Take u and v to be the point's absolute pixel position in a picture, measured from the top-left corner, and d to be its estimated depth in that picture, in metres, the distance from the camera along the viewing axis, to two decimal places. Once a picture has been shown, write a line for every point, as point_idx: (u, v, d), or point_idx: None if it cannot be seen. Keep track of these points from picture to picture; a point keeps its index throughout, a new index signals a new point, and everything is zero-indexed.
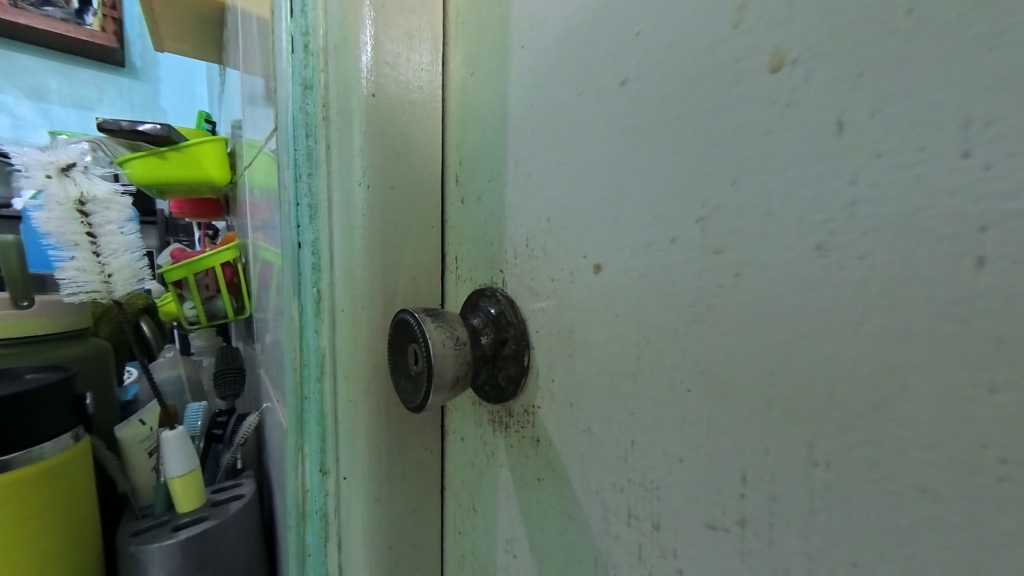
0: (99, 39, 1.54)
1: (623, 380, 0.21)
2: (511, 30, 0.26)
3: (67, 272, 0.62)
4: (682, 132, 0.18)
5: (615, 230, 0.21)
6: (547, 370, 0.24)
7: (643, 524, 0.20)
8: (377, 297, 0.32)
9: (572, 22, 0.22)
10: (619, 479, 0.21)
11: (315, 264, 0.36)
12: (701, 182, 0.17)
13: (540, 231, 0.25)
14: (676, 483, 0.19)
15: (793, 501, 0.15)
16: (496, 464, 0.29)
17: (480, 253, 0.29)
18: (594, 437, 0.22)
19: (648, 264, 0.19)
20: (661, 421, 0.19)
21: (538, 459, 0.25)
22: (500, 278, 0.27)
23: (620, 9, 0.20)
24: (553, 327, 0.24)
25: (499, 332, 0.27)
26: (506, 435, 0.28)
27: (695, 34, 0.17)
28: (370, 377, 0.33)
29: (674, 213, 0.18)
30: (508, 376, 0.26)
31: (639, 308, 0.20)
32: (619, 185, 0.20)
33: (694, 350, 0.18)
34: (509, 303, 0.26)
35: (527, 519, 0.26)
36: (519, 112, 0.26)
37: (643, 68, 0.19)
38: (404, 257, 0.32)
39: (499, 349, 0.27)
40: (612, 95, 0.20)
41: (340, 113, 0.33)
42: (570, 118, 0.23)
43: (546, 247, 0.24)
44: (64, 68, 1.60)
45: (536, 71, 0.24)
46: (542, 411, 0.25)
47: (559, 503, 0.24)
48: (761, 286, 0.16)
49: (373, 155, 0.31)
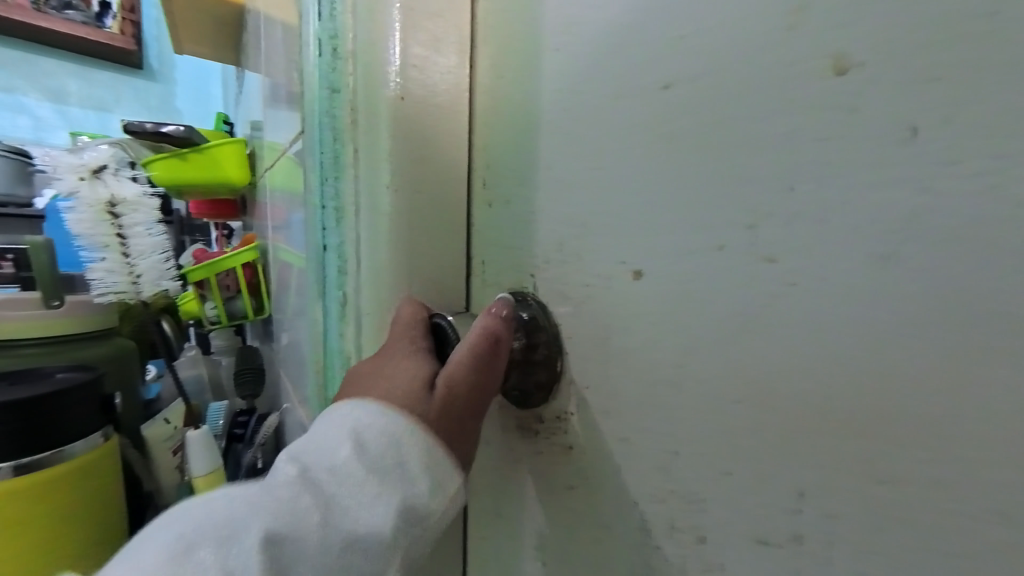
0: (117, 41, 1.62)
1: (664, 389, 0.20)
2: (546, 31, 0.25)
3: (96, 273, 0.63)
4: (733, 137, 0.17)
5: (656, 235, 0.20)
6: (582, 377, 0.24)
7: (685, 536, 0.20)
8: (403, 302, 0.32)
9: (611, 25, 0.22)
10: (659, 489, 0.20)
11: (343, 266, 0.36)
12: (753, 190, 0.17)
13: (574, 236, 0.24)
14: (721, 494, 0.18)
15: (853, 517, 0.15)
16: (524, 469, 0.28)
17: (508, 257, 0.29)
18: (631, 446, 0.22)
19: (693, 269, 0.19)
20: (707, 431, 0.19)
21: (570, 466, 0.25)
22: (531, 284, 0.27)
23: (666, 9, 0.19)
24: (588, 333, 0.23)
25: (530, 337, 0.26)
26: (536, 441, 0.27)
27: (749, 35, 0.17)
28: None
29: (720, 221, 0.18)
30: (537, 382, 0.26)
31: (682, 315, 0.19)
32: (658, 191, 0.20)
33: (743, 359, 0.18)
34: (541, 308, 0.26)
35: (558, 525, 0.26)
36: (554, 116, 0.25)
37: (688, 73, 0.19)
38: (436, 260, 0.32)
39: (530, 354, 0.26)
40: (656, 97, 0.20)
41: (368, 115, 0.33)
42: (606, 123, 0.22)
43: (580, 253, 0.23)
44: (83, 70, 1.62)
45: (572, 74, 0.24)
46: (576, 417, 0.24)
47: (593, 514, 0.24)
48: (819, 297, 0.15)
49: (403, 157, 0.31)
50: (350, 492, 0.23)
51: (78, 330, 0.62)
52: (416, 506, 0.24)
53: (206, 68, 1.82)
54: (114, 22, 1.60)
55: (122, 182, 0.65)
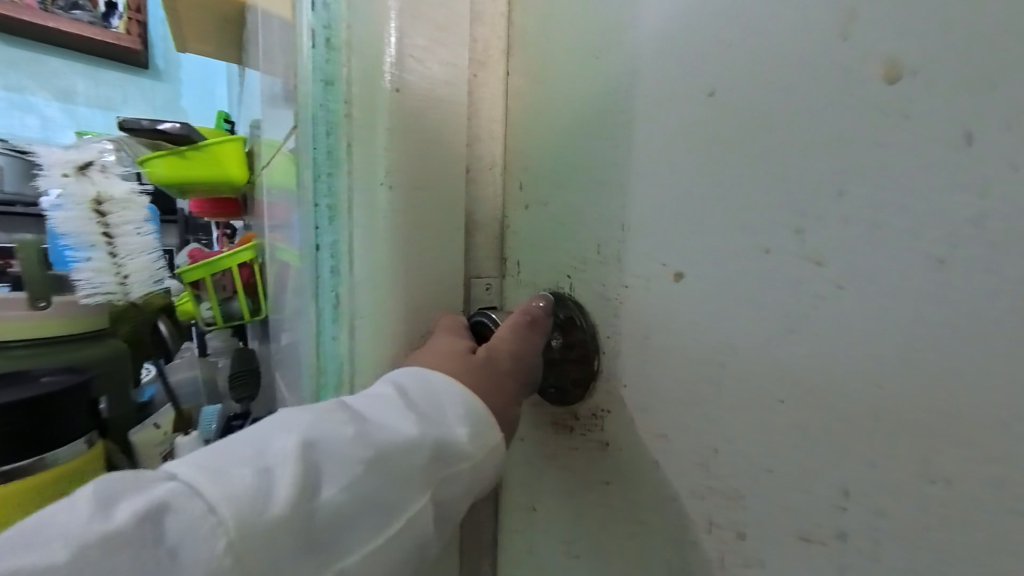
0: (124, 42, 1.58)
1: (704, 388, 0.20)
2: (582, 36, 0.25)
3: (83, 273, 0.62)
4: (780, 143, 0.18)
5: (698, 236, 0.20)
6: (619, 375, 0.24)
7: (725, 532, 0.20)
8: (395, 291, 0.31)
9: (651, 31, 0.22)
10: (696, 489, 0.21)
11: (340, 254, 0.36)
12: (802, 193, 0.17)
13: (611, 237, 0.24)
14: (763, 491, 0.19)
15: (903, 515, 0.15)
16: (556, 464, 0.28)
17: (545, 258, 0.28)
18: (669, 443, 0.22)
19: (737, 271, 0.19)
20: (749, 429, 0.19)
21: (606, 462, 0.25)
22: (567, 283, 0.27)
23: (709, 16, 0.19)
24: (626, 332, 0.23)
25: (567, 337, 0.26)
26: (571, 437, 0.27)
27: (798, 41, 0.17)
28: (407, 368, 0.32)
29: (766, 223, 0.18)
30: (576, 380, 0.26)
31: (724, 315, 0.19)
32: (703, 192, 0.20)
33: (788, 359, 0.18)
34: (579, 308, 0.26)
35: (593, 522, 0.26)
36: (587, 118, 0.25)
37: (733, 81, 0.19)
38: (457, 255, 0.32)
39: (567, 353, 0.26)
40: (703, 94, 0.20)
41: (362, 102, 0.32)
42: (645, 128, 0.22)
43: (618, 254, 0.23)
44: (88, 71, 1.60)
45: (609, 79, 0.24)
46: (614, 415, 0.24)
47: (632, 511, 0.24)
48: (869, 300, 0.16)
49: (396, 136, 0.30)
50: (388, 423, 0.22)
51: (61, 333, 0.57)
52: (451, 447, 0.22)
53: (211, 66, 1.81)
54: (121, 21, 1.58)
55: (110, 179, 0.66)
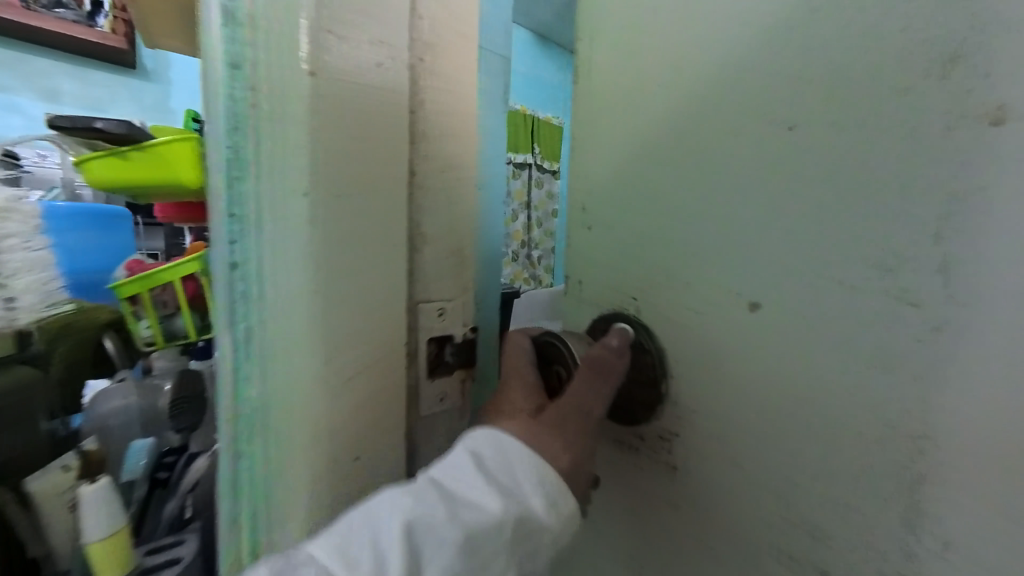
0: (110, 44, 1.02)
1: (785, 420, 0.20)
2: (633, 47, 0.23)
3: None
4: (874, 180, 0.18)
5: (778, 268, 0.20)
6: (688, 402, 0.23)
7: (803, 564, 0.21)
8: (334, 344, 0.24)
9: (719, 52, 0.21)
10: (768, 510, 0.21)
11: (234, 298, 0.26)
12: (895, 233, 0.17)
13: (677, 264, 0.23)
14: (845, 527, 0.20)
15: (979, 557, 0.17)
16: (610, 487, 0.27)
17: (598, 277, 0.26)
18: (746, 472, 0.22)
19: (821, 309, 0.19)
20: (834, 463, 0.19)
21: (673, 487, 0.24)
22: (633, 306, 0.25)
23: (792, 43, 0.19)
24: (695, 357, 0.23)
25: (633, 359, 0.25)
26: (633, 461, 0.26)
27: (891, 75, 0.17)
28: (357, 438, 0.26)
29: (854, 260, 0.18)
30: (640, 405, 0.25)
31: (807, 352, 0.20)
32: (813, 227, 0.19)
33: (876, 395, 0.18)
34: (642, 329, 0.24)
35: (657, 548, 0.25)
36: (643, 135, 0.23)
37: (818, 114, 0.19)
38: (421, 286, 0.28)
39: (632, 373, 0.25)
40: (812, 121, 0.19)
41: (277, 95, 0.24)
42: (718, 155, 0.21)
43: (687, 280, 0.23)
44: (76, 69, 1.01)
45: (671, 101, 0.22)
46: (684, 440, 0.24)
47: (704, 534, 0.23)
48: (975, 348, 0.16)
49: (349, 148, 0.24)
50: (472, 499, 0.20)
51: None
52: (535, 521, 0.21)
53: None
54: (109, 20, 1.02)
55: None
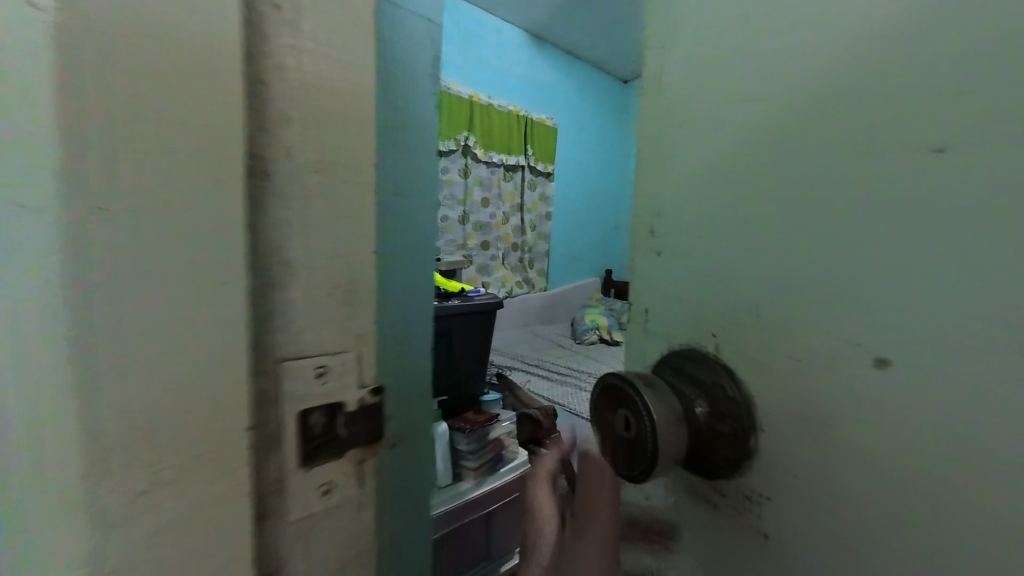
0: None
1: (906, 412, 0.24)
2: (756, 95, 0.30)
3: None
4: (992, 197, 0.21)
5: (897, 278, 0.24)
6: (771, 430, 0.30)
7: (920, 544, 0.24)
8: (90, 380, 0.21)
9: (833, 89, 0.26)
10: (816, 530, 0.28)
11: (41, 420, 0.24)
12: (997, 246, 0.21)
13: (782, 284, 0.29)
14: (959, 509, 0.23)
15: None
16: (710, 505, 0.34)
17: (685, 317, 0.35)
18: (868, 467, 0.26)
19: (944, 313, 0.23)
20: (948, 451, 0.23)
21: (764, 505, 0.31)
22: (712, 344, 0.33)
23: (909, 77, 0.23)
24: (782, 393, 0.29)
25: (719, 411, 0.32)
26: (723, 489, 0.33)
27: (999, 106, 0.21)
28: (139, 495, 0.23)
29: (972, 268, 0.22)
30: (727, 452, 0.32)
31: (924, 348, 0.23)
32: (820, 271, 0.27)
33: (987, 391, 0.21)
34: (730, 378, 0.32)
35: (755, 555, 0.31)
36: (758, 168, 0.30)
37: (952, 137, 0.22)
38: (289, 317, 0.29)
39: (719, 424, 0.32)
40: (815, 202, 0.27)
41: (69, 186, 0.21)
42: (841, 179, 0.26)
43: (797, 301, 0.28)
44: None
45: (790, 133, 0.28)
46: (774, 503, 0.30)
47: (780, 567, 0.30)
48: None
49: (155, 81, 0.22)
50: None
51: None
52: None
53: None
54: None
55: None
